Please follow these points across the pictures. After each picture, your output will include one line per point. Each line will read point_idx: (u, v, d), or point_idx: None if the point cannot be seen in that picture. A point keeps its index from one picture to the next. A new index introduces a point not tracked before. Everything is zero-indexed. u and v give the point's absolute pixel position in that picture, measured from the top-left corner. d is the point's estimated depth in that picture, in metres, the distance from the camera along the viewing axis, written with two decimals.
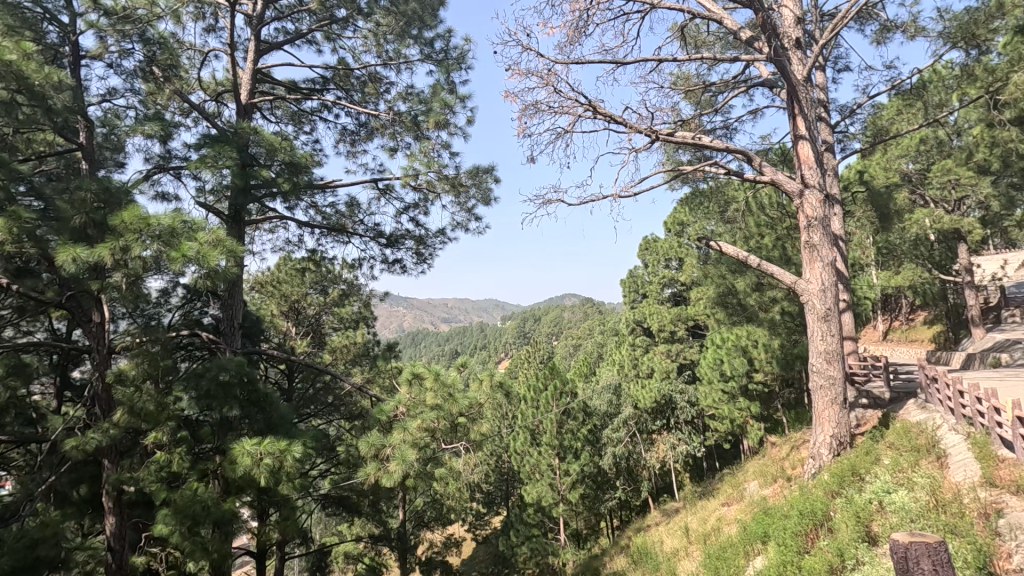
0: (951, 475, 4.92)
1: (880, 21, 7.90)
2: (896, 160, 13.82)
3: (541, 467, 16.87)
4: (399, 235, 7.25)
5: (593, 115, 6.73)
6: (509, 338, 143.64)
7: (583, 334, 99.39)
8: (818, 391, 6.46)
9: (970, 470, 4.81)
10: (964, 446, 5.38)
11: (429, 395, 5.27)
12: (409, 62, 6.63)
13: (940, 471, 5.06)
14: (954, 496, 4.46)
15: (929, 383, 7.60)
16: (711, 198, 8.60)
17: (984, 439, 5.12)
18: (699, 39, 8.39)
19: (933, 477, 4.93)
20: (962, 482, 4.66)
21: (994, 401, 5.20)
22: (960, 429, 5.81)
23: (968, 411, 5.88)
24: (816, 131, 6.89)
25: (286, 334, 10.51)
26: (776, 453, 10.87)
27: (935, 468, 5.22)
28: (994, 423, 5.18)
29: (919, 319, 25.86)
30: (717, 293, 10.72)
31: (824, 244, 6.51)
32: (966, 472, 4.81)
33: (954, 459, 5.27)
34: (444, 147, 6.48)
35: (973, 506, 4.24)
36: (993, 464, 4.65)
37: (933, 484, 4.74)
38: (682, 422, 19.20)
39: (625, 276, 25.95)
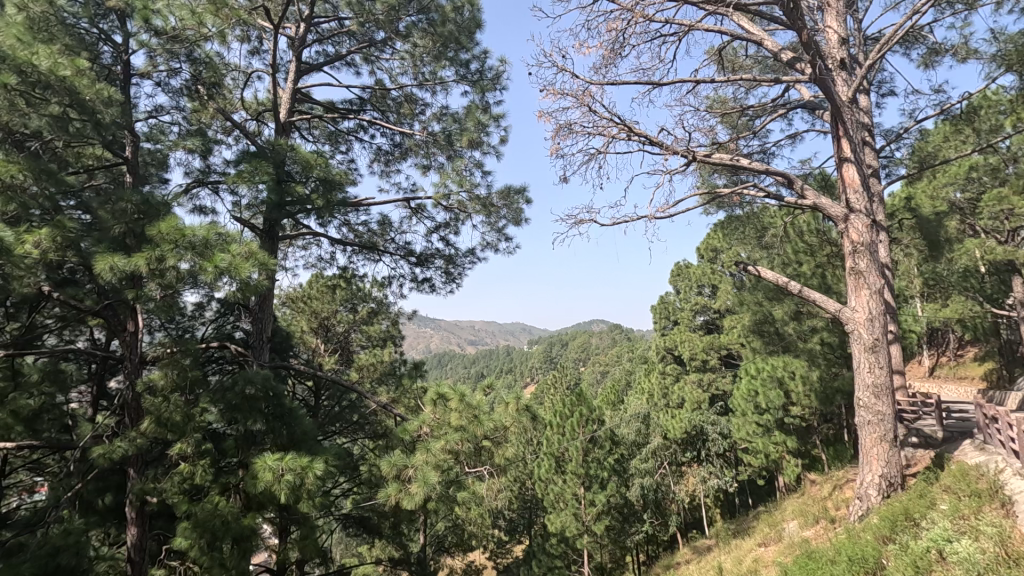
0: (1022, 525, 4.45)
1: (928, 43, 7.66)
2: (943, 187, 13.31)
3: (566, 496, 16.42)
4: (429, 254, 7.24)
5: (627, 136, 6.62)
6: (536, 363, 142.60)
7: (611, 361, 97.84)
8: (865, 426, 6.12)
9: None
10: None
11: (454, 416, 5.15)
12: (444, 84, 6.71)
13: (1008, 520, 4.61)
14: None
15: (987, 423, 7.12)
16: (748, 223, 8.36)
17: None
18: (736, 63, 8.29)
19: (1000, 526, 4.51)
20: None
21: None
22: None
23: None
24: (864, 153, 6.66)
25: (316, 351, 10.58)
26: (816, 491, 10.33)
27: (1001, 516, 4.79)
28: None
29: (969, 355, 24.61)
30: (754, 322, 10.37)
31: (871, 271, 6.24)
32: None
33: (1022, 507, 4.75)
34: (476, 166, 6.49)
35: None
36: None
37: (1001, 534, 4.34)
38: (713, 454, 18.56)
39: (656, 303, 25.52)
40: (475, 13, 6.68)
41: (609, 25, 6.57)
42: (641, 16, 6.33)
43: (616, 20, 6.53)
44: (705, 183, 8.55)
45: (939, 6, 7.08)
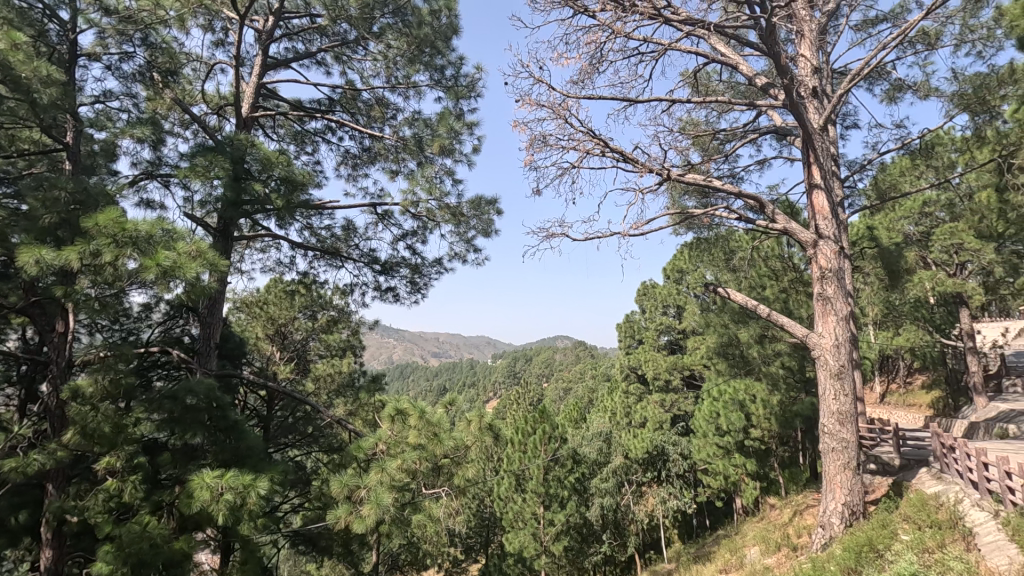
0: (987, 559, 4.79)
1: (891, 80, 7.97)
2: (898, 220, 13.88)
3: (525, 515, 16.17)
4: (394, 262, 7.00)
5: (602, 151, 6.78)
6: (500, 377, 142.00)
7: (574, 378, 97.84)
8: (829, 454, 6.17)
9: (1009, 554, 4.71)
10: (992, 526, 5.34)
11: (412, 433, 4.91)
12: (417, 88, 6.54)
13: (974, 554, 4.93)
14: None
15: (945, 452, 7.41)
16: (716, 245, 8.43)
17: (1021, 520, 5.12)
18: (709, 87, 8.47)
19: (965, 562, 4.73)
20: (1002, 565, 4.57)
21: None
22: (987, 507, 5.79)
23: (995, 488, 5.90)
24: (833, 181, 6.85)
25: (270, 359, 10.11)
26: (776, 516, 10.43)
27: (965, 549, 5.12)
28: None
29: (917, 383, 25.65)
30: (718, 344, 10.44)
31: (839, 297, 6.36)
32: (1005, 556, 4.71)
33: (984, 540, 5.20)
34: (447, 173, 6.33)
35: None
36: None
37: (969, 567, 4.60)
38: (673, 475, 18.61)
39: (622, 321, 25.69)
40: (452, 19, 6.55)
41: (589, 38, 6.78)
42: (618, 32, 6.47)
43: (594, 34, 6.68)
44: (675, 203, 8.62)
45: (901, 45, 7.41)
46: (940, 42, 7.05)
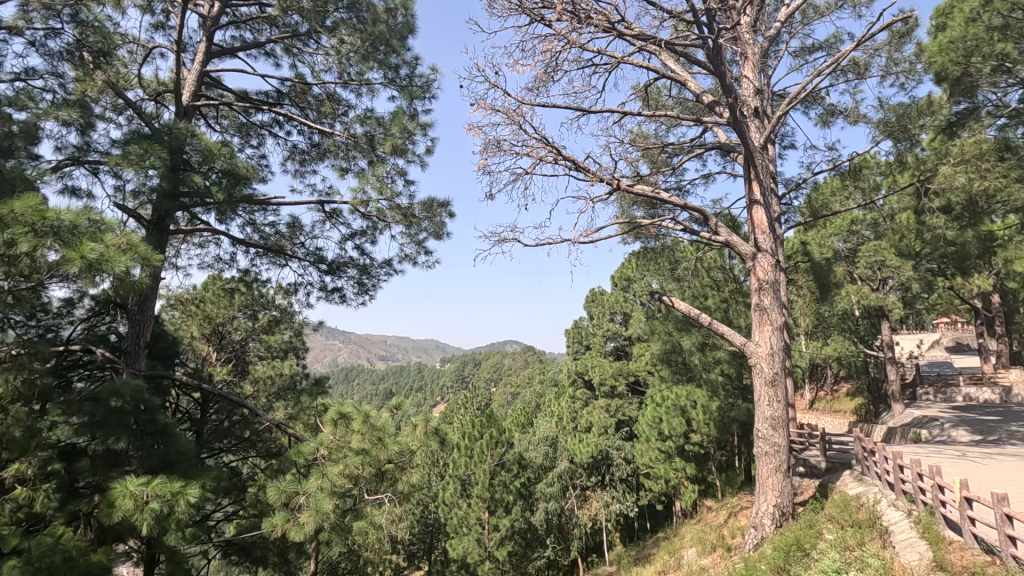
0: (902, 555, 5.19)
1: (824, 105, 8.48)
2: (828, 237, 14.74)
3: (469, 520, 16.04)
4: (341, 262, 6.83)
5: (555, 158, 7.24)
6: (448, 381, 140.94)
7: (522, 382, 98.15)
8: (762, 457, 6.47)
9: (920, 552, 5.12)
10: (905, 524, 5.78)
11: (356, 438, 4.80)
12: (371, 86, 6.42)
13: (891, 552, 5.32)
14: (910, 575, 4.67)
15: (866, 455, 7.93)
16: (662, 254, 8.70)
17: (931, 519, 5.55)
18: (659, 102, 8.78)
19: (881, 558, 5.08)
20: (914, 562, 4.95)
21: (938, 480, 5.68)
22: (901, 506, 6.22)
23: (908, 488, 6.35)
24: (771, 198, 7.21)
25: (206, 359, 9.60)
26: (712, 518, 10.82)
27: (882, 547, 5.52)
28: (939, 501, 5.63)
29: (843, 390, 27.27)
30: (662, 350, 10.74)
31: (774, 307, 6.68)
32: (917, 553, 5.11)
33: (898, 538, 5.62)
34: (399, 174, 6.24)
35: None
36: (942, 547, 5.00)
37: (886, 565, 4.93)
38: (616, 479, 19.00)
39: (570, 327, 26.01)
40: (409, 18, 6.51)
41: (545, 46, 6.99)
42: (572, 43, 6.74)
43: (550, 43, 6.95)
44: (624, 213, 8.84)
45: (835, 72, 7.90)
46: (868, 72, 7.57)
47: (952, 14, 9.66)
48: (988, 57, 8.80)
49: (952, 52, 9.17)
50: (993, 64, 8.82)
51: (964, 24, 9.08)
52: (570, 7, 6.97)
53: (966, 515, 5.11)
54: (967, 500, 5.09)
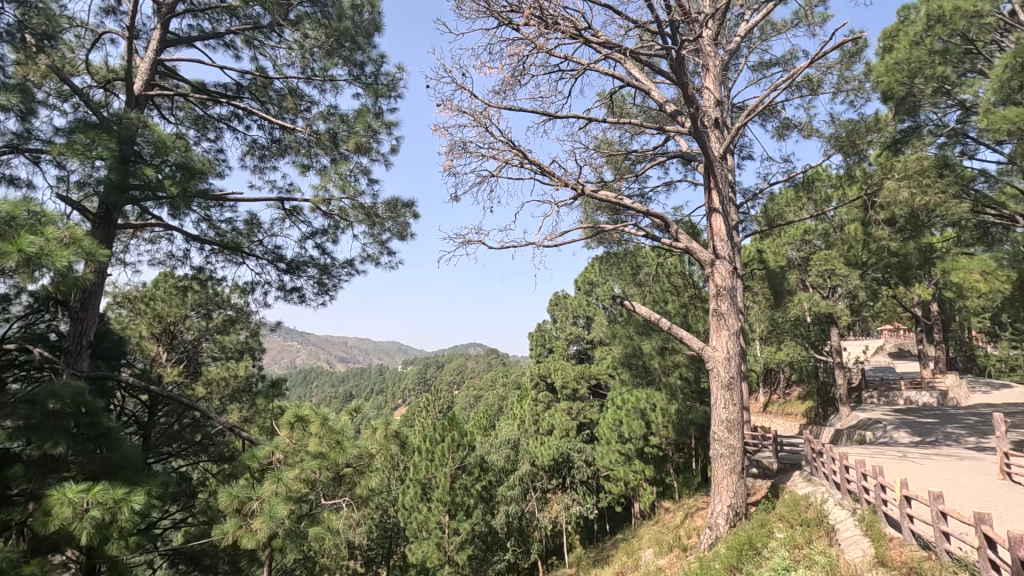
0: (847, 552, 5.42)
1: (780, 118, 8.79)
2: (783, 246, 15.29)
3: (429, 525, 15.86)
4: (301, 261, 6.66)
5: (520, 161, 7.37)
6: (410, 384, 139.39)
7: (485, 385, 97.91)
8: (718, 459, 6.65)
9: (863, 548, 5.36)
10: (850, 522, 6.04)
11: (313, 441, 4.68)
12: (335, 83, 6.29)
13: (836, 549, 5.55)
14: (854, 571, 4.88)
15: (814, 456, 8.26)
16: (624, 259, 8.85)
17: (873, 517, 5.82)
18: (624, 109, 8.95)
19: (827, 555, 5.30)
20: (858, 559, 5.18)
21: (880, 479, 5.96)
22: (847, 505, 6.51)
23: (853, 488, 6.64)
24: (729, 206, 7.43)
25: (155, 360, 9.19)
26: (670, 519, 11.05)
27: (829, 545, 5.76)
28: (881, 500, 5.91)
29: (795, 394, 28.29)
30: (623, 354, 10.92)
31: (731, 313, 6.88)
32: (860, 550, 5.35)
33: (843, 535, 5.88)
34: (363, 172, 6.14)
35: None
36: (883, 543, 5.25)
37: (832, 562, 5.14)
38: (577, 481, 19.16)
39: (533, 330, 26.11)
40: (375, 16, 6.43)
41: (512, 50, 7.05)
42: (539, 47, 6.84)
43: (517, 47, 7.04)
44: (588, 218, 8.95)
45: (790, 87, 8.21)
46: (821, 88, 7.90)
47: (898, 37, 10.18)
48: (930, 79, 9.40)
49: (897, 73, 9.65)
50: (934, 85, 9.49)
51: (908, 46, 9.59)
52: (538, 11, 7.04)
53: (905, 513, 5.37)
54: (907, 498, 5.36)
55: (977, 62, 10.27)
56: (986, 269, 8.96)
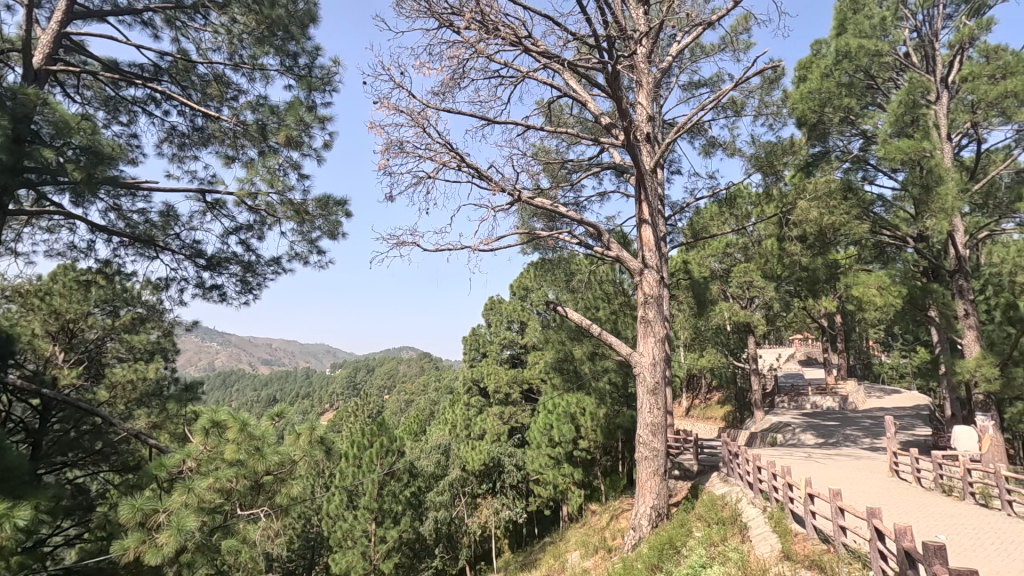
0: (757, 548, 5.77)
1: (707, 136, 9.26)
2: (707, 258, 16.14)
3: (354, 533, 15.31)
4: (222, 258, 6.29)
5: (458, 164, 7.36)
6: (338, 389, 134.97)
7: (416, 389, 96.35)
8: (642, 461, 6.89)
9: (771, 544, 5.73)
10: (760, 520, 6.44)
11: (230, 448, 4.40)
12: (265, 72, 6.00)
13: (747, 545, 5.89)
14: (763, 565, 5.21)
15: (730, 458, 8.75)
16: (558, 266, 9.00)
17: (781, 514, 6.24)
18: (561, 119, 9.14)
19: (740, 552, 5.61)
20: (766, 554, 5.53)
21: (788, 479, 6.39)
22: (757, 503, 6.95)
23: (764, 486, 7.09)
24: (658, 218, 7.74)
25: (50, 361, 8.12)
26: (596, 521, 11.34)
27: (741, 541, 6.10)
28: (789, 498, 6.32)
29: (714, 398, 29.83)
30: (555, 359, 11.11)
31: (657, 320, 7.15)
32: (769, 545, 5.71)
33: (754, 532, 6.27)
34: (293, 167, 5.90)
35: None
36: (788, 539, 5.62)
37: (743, 557, 5.45)
38: (507, 486, 19.21)
39: (467, 334, 26.03)
40: (310, 6, 6.19)
41: (452, 52, 7.09)
42: (479, 52, 6.90)
43: (458, 50, 7.07)
44: (524, 223, 9.03)
45: (717, 108, 8.68)
46: (744, 111, 8.41)
47: (811, 68, 11.03)
48: (838, 109, 10.24)
49: (810, 101, 10.45)
50: (841, 115, 10.37)
51: (820, 77, 10.36)
52: (479, 16, 7.08)
53: (809, 510, 5.78)
54: (811, 496, 5.77)
55: (878, 97, 11.29)
56: (882, 285, 9.87)
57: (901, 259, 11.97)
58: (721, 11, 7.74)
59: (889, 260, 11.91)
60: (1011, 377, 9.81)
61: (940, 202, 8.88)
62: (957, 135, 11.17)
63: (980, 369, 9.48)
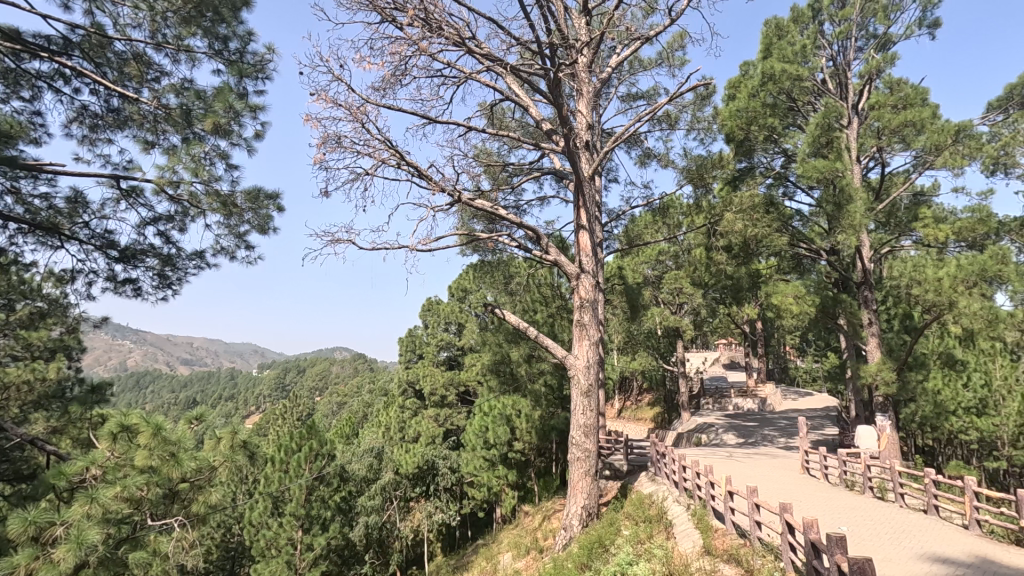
0: (680, 544, 6.02)
1: (643, 147, 9.60)
2: (640, 265, 16.73)
3: (279, 542, 14.58)
4: (138, 250, 5.86)
5: (398, 162, 7.25)
6: (266, 390, 129.07)
7: (349, 391, 93.72)
8: (575, 462, 7.03)
9: (693, 540, 5.99)
10: (684, 517, 6.75)
11: (140, 455, 4.12)
12: (191, 55, 5.64)
13: (672, 541, 6.13)
14: (686, 560, 5.44)
15: (658, 457, 9.10)
16: (497, 268, 9.03)
17: (703, 511, 6.54)
18: (503, 122, 9.21)
19: (664, 548, 5.82)
20: (689, 550, 5.78)
21: (710, 477, 6.71)
22: (682, 501, 7.26)
23: (688, 485, 7.42)
24: (595, 224, 7.94)
25: None
26: (529, 521, 11.46)
27: (666, 538, 6.35)
28: (710, 496, 6.64)
29: (645, 400, 30.91)
30: (492, 361, 11.16)
31: (592, 324, 7.33)
32: (691, 541, 5.97)
33: (678, 529, 6.54)
34: (220, 156, 5.58)
35: None
36: (708, 535, 5.91)
37: (667, 553, 5.67)
38: (441, 489, 19.02)
39: (404, 335, 25.64)
40: None
41: (394, 48, 7.00)
42: (422, 50, 6.85)
43: (400, 46, 6.99)
44: (464, 225, 9.01)
45: (653, 120, 9.02)
46: (677, 124, 8.78)
47: (739, 88, 11.67)
48: (762, 127, 10.90)
49: (738, 119, 11.05)
50: (765, 133, 11.03)
51: (747, 96, 10.97)
52: (423, 14, 7.03)
53: (728, 506, 6.09)
54: (730, 494, 6.09)
55: (798, 118, 12.07)
56: (798, 294, 10.57)
57: (815, 270, 12.87)
58: (657, 27, 8.06)
59: (805, 271, 12.78)
60: (906, 381, 10.77)
61: (849, 219, 9.63)
62: (865, 158, 12.15)
63: (880, 373, 10.33)
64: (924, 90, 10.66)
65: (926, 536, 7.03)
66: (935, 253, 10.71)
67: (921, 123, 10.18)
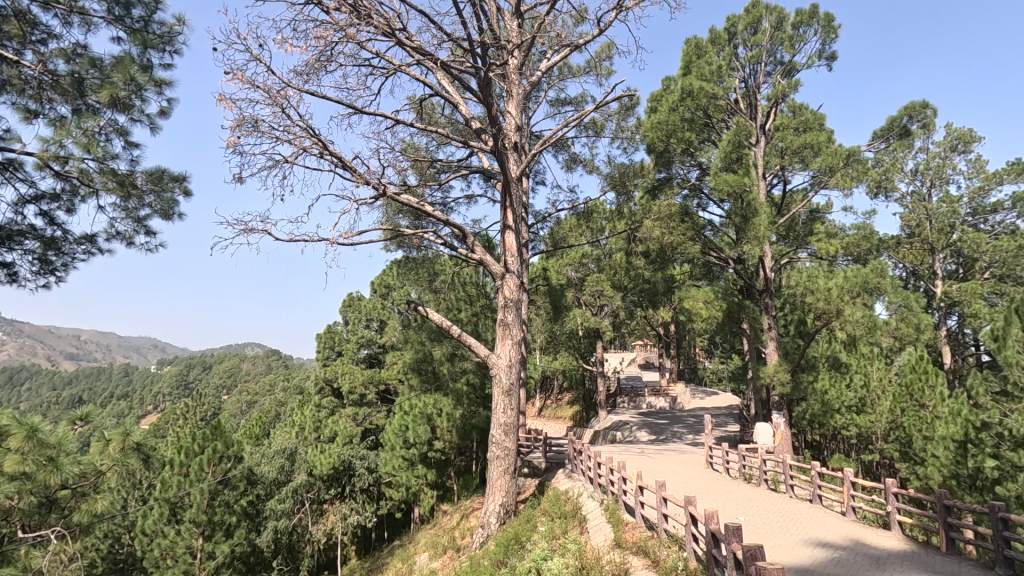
0: (593, 538, 6.23)
1: (570, 152, 9.83)
2: (564, 267, 17.11)
3: (175, 552, 13.37)
4: (14, 231, 5.25)
5: (319, 151, 6.99)
6: (166, 388, 119.63)
7: (261, 389, 88.84)
8: (494, 460, 7.08)
9: (606, 534, 6.22)
10: (597, 512, 7.03)
11: (11, 459, 3.64)
12: (85, 18, 5.13)
13: (585, 536, 6.33)
14: (597, 553, 5.64)
15: (575, 455, 9.37)
16: (422, 265, 8.91)
17: (616, 506, 6.81)
18: (432, 118, 9.11)
19: (578, 543, 5.99)
20: (601, 544, 5.98)
21: (623, 473, 6.98)
22: (596, 496, 7.53)
23: (602, 481, 7.69)
24: (520, 225, 8.02)
25: None
26: (447, 521, 11.40)
27: (579, 533, 6.54)
28: (622, 491, 6.92)
29: (565, 398, 31.62)
30: (415, 359, 11.03)
31: (515, 323, 7.41)
32: (603, 535, 6.20)
33: (592, 523, 6.76)
34: (117, 132, 5.11)
35: (610, 568, 5.23)
36: (620, 529, 6.16)
37: (580, 547, 5.85)
38: (357, 490, 18.47)
39: (322, 331, 24.66)
40: None
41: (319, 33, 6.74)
42: (348, 36, 6.64)
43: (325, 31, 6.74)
44: (389, 220, 8.81)
45: (579, 126, 9.25)
46: (602, 132, 9.06)
47: (660, 101, 12.22)
48: (680, 141, 11.49)
49: (659, 131, 11.57)
50: (683, 146, 11.63)
51: (667, 110, 11.51)
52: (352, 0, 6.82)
53: (639, 500, 6.37)
54: (641, 488, 6.37)
55: (713, 134, 12.78)
56: (707, 299, 11.27)
57: (723, 277, 13.72)
58: (586, 36, 8.28)
59: (714, 278, 13.61)
60: (798, 382, 11.72)
61: (755, 231, 10.35)
62: (770, 175, 13.09)
63: (776, 374, 11.19)
64: (821, 116, 11.65)
65: (810, 523, 7.71)
66: (826, 265, 11.76)
67: (818, 146, 11.13)
